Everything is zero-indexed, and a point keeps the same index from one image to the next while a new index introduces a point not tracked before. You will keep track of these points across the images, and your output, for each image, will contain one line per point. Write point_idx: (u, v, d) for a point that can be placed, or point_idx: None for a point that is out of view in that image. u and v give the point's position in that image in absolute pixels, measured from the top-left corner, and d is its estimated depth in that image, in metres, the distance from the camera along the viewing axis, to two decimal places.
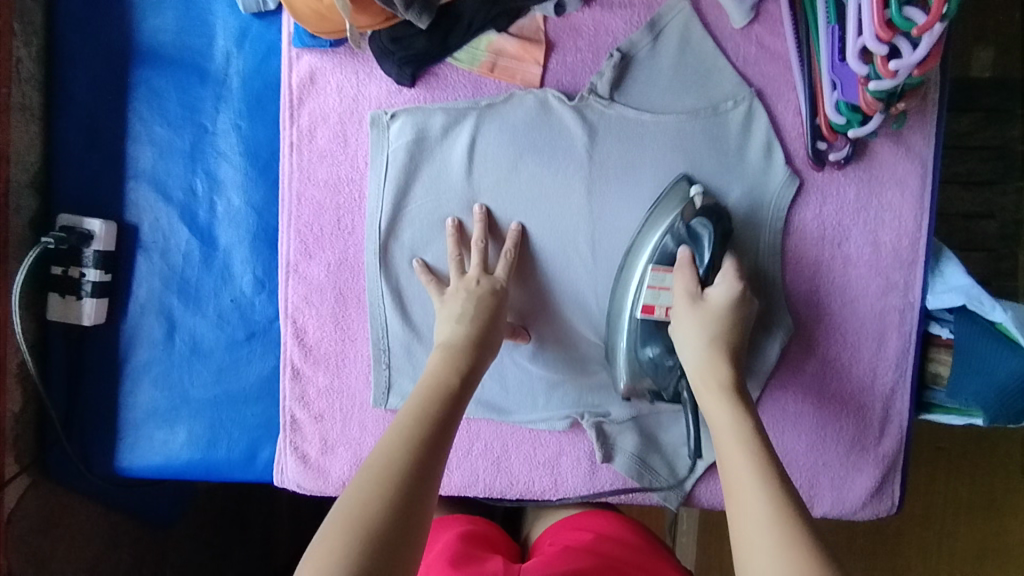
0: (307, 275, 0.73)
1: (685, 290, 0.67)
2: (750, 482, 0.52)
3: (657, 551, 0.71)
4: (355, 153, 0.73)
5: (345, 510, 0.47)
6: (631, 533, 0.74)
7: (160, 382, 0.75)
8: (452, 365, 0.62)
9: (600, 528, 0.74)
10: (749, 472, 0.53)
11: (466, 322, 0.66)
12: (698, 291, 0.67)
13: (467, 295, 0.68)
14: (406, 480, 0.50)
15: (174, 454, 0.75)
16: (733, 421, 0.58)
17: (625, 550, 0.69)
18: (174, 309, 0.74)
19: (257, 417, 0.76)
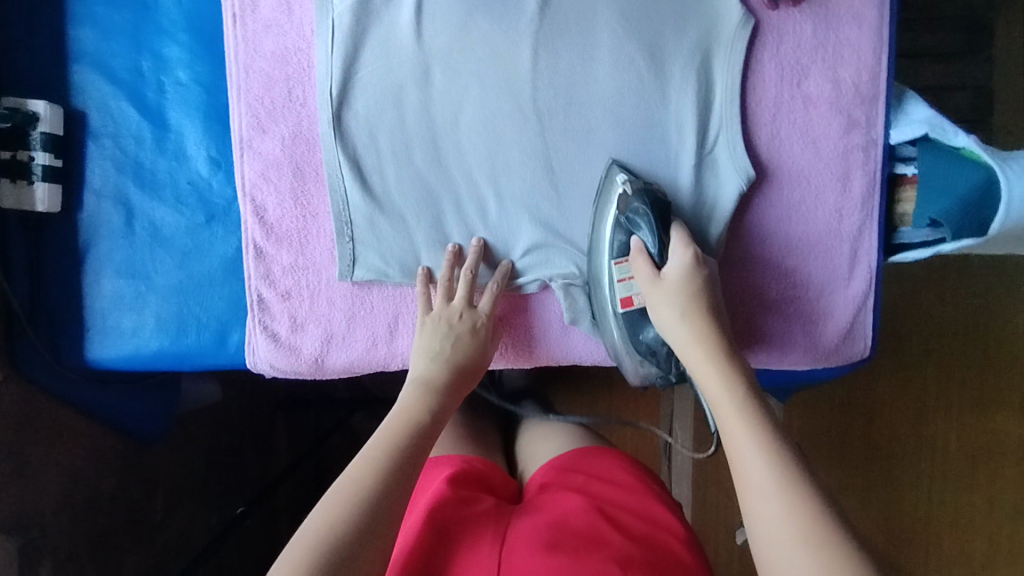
0: (262, 150, 0.72)
1: (644, 276, 0.68)
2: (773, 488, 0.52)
3: (643, 486, 0.76)
4: (301, 22, 0.72)
5: (318, 526, 0.53)
6: (622, 472, 0.78)
7: (123, 270, 0.74)
8: (426, 407, 0.66)
9: (588, 469, 0.78)
10: (750, 441, 0.56)
11: (443, 364, 0.70)
12: (655, 273, 0.68)
13: (445, 330, 0.71)
14: (366, 506, 0.55)
15: (143, 342, 0.75)
16: (734, 403, 0.59)
17: (614, 492, 0.73)
18: (131, 195, 0.73)
19: (223, 301, 0.75)
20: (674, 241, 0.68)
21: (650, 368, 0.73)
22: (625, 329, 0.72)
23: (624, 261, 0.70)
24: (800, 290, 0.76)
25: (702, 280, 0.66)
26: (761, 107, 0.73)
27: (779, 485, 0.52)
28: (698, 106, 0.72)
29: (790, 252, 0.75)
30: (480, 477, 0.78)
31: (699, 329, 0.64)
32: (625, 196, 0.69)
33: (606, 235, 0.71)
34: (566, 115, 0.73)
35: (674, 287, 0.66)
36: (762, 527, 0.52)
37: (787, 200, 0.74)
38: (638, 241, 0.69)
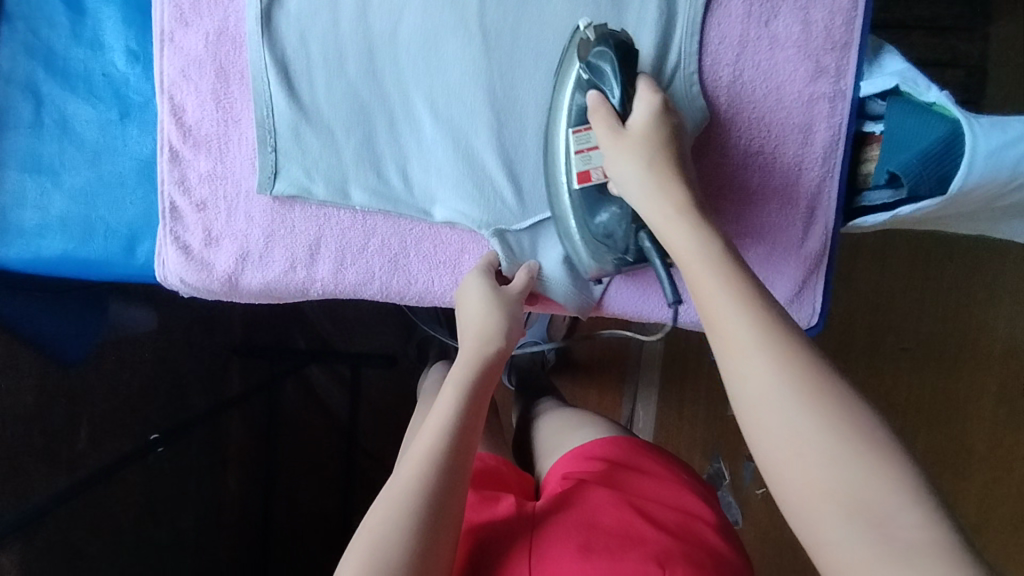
0: (184, 45, 0.67)
1: (606, 131, 0.57)
2: (769, 353, 0.43)
3: (674, 476, 0.68)
4: None
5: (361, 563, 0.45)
6: (648, 459, 0.70)
7: (28, 165, 0.69)
8: (464, 408, 0.55)
9: (617, 456, 0.70)
10: (746, 324, 0.44)
11: (476, 353, 0.59)
12: (618, 126, 0.57)
13: (469, 313, 0.63)
14: (418, 545, 0.46)
15: (44, 245, 0.69)
16: (725, 280, 0.46)
17: (645, 485, 0.66)
18: (42, 84, 0.68)
19: (134, 207, 0.70)
20: (640, 92, 0.58)
21: (606, 254, 0.64)
22: (578, 213, 0.63)
23: (583, 129, 0.62)
24: (748, 247, 0.71)
25: (670, 129, 0.57)
26: (723, 44, 0.68)
27: (808, 398, 0.41)
28: (655, 37, 0.67)
29: (742, 205, 0.71)
30: (502, 478, 0.70)
31: (664, 186, 0.54)
32: (586, 43, 0.60)
33: (565, 100, 0.63)
34: (512, 35, 0.68)
35: (638, 141, 0.56)
36: (771, 421, 0.41)
37: (743, 148, 0.70)
38: (600, 94, 0.59)
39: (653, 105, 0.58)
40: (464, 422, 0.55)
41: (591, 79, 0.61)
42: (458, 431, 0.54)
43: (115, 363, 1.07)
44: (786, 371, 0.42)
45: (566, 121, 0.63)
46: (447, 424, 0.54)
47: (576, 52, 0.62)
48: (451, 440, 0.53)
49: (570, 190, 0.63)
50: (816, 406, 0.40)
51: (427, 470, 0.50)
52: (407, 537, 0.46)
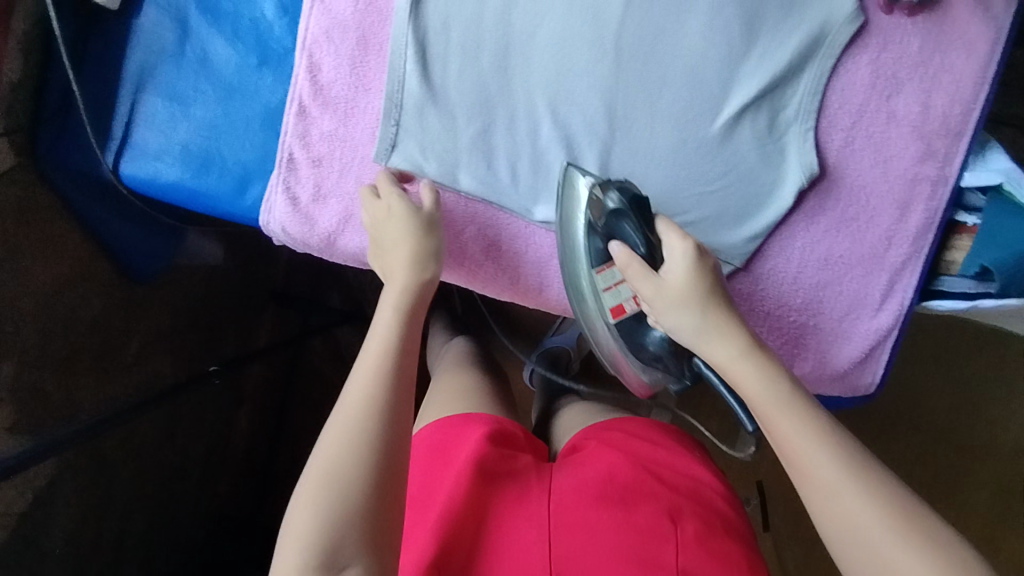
0: (333, 8, 0.70)
1: (643, 276, 0.63)
2: (840, 470, 0.52)
3: (685, 447, 0.73)
4: None
5: (320, 475, 0.51)
6: (666, 428, 0.76)
7: (164, 91, 0.72)
8: (402, 321, 0.61)
9: (630, 425, 0.75)
10: (825, 454, 0.53)
11: (409, 269, 0.64)
12: (655, 274, 0.62)
13: (386, 209, 0.67)
14: (370, 446, 0.53)
15: (162, 168, 0.72)
16: (799, 414, 0.55)
17: (656, 450, 0.71)
18: (191, 17, 0.71)
19: (253, 149, 0.73)
20: (664, 231, 0.63)
21: (655, 372, 0.71)
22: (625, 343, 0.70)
23: (606, 269, 0.68)
24: (824, 307, 0.73)
25: (708, 271, 0.61)
26: (840, 109, 0.70)
27: (854, 478, 0.51)
28: (772, 88, 0.69)
29: (827, 264, 0.72)
30: (516, 437, 0.73)
31: (685, 301, 0.60)
32: (597, 203, 0.67)
33: (582, 243, 0.69)
34: (643, 61, 0.70)
35: (679, 289, 0.61)
36: (849, 528, 0.51)
37: (839, 211, 0.72)
38: (622, 245, 0.64)
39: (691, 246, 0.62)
40: (401, 333, 0.61)
41: (609, 228, 0.66)
42: (397, 340, 0.60)
43: (173, 284, 1.09)
44: (853, 484, 0.51)
45: (588, 262, 0.68)
46: (387, 337, 0.60)
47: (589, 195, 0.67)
48: (389, 373, 0.57)
49: (595, 307, 0.70)
50: (888, 501, 0.50)
51: (370, 386, 0.56)
52: (357, 443, 0.52)
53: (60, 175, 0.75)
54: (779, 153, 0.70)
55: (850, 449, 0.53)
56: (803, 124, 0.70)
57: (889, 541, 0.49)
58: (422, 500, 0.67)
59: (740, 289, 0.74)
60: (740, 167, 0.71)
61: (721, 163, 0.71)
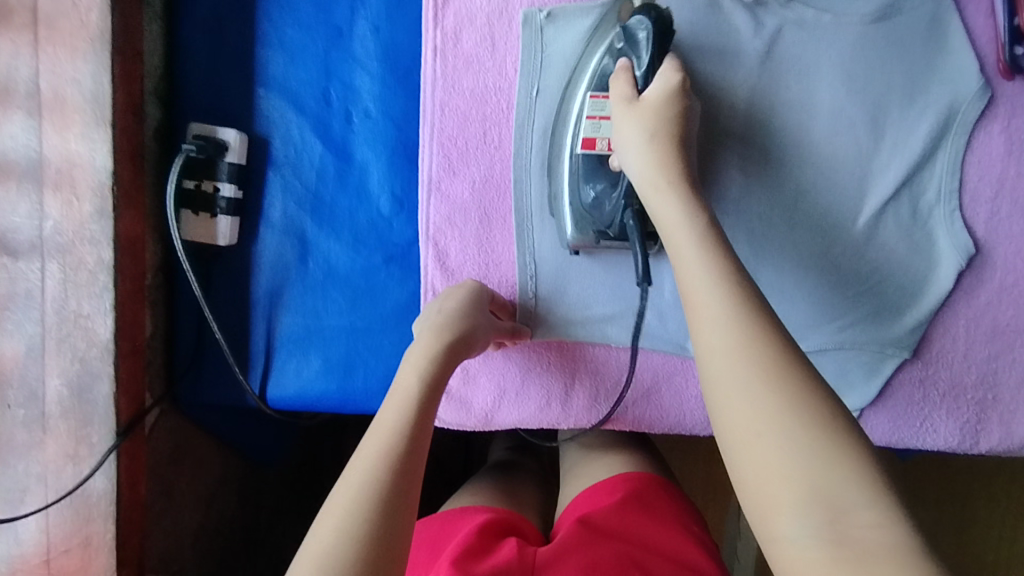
0: (450, 193, 0.68)
1: (620, 98, 0.59)
2: (748, 366, 0.45)
3: (685, 527, 0.69)
4: (504, 59, 0.67)
5: (313, 556, 0.43)
6: (653, 497, 0.73)
7: (295, 308, 0.70)
8: (424, 376, 0.55)
9: (631, 495, 0.72)
10: (749, 370, 0.45)
11: (442, 314, 0.60)
12: (634, 95, 0.59)
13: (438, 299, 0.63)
14: (371, 537, 0.44)
15: (308, 384, 0.70)
16: (729, 305, 0.47)
17: (652, 530, 0.68)
18: (307, 230, 0.69)
19: (393, 346, 0.70)
20: (663, 69, 0.59)
21: (588, 220, 0.64)
22: (574, 175, 0.64)
23: (601, 96, 0.62)
24: (1001, 376, 0.71)
25: (681, 104, 0.58)
26: (980, 182, 0.68)
27: (763, 385, 0.44)
28: (908, 173, 0.67)
29: (995, 335, 0.70)
30: (511, 525, 0.72)
31: (667, 158, 0.56)
32: (625, 15, 0.61)
33: (592, 62, 0.64)
34: (771, 176, 0.68)
35: (654, 104, 0.57)
36: (750, 446, 0.43)
37: (998, 281, 0.69)
38: (626, 62, 0.60)
39: (675, 80, 0.59)
40: (419, 409, 0.53)
41: (624, 47, 0.61)
42: (414, 417, 0.52)
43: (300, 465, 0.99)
44: (770, 391, 0.43)
45: (587, 83, 0.63)
46: (397, 431, 0.51)
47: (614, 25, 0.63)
48: (403, 433, 0.50)
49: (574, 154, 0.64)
50: (819, 415, 0.42)
51: (377, 463, 0.48)
52: (358, 531, 0.44)
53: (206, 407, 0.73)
54: (928, 240, 0.69)
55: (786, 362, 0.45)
56: (947, 205, 0.68)
57: (783, 435, 0.42)
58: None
59: (911, 378, 0.71)
60: (890, 258, 0.69)
61: (870, 259, 0.69)
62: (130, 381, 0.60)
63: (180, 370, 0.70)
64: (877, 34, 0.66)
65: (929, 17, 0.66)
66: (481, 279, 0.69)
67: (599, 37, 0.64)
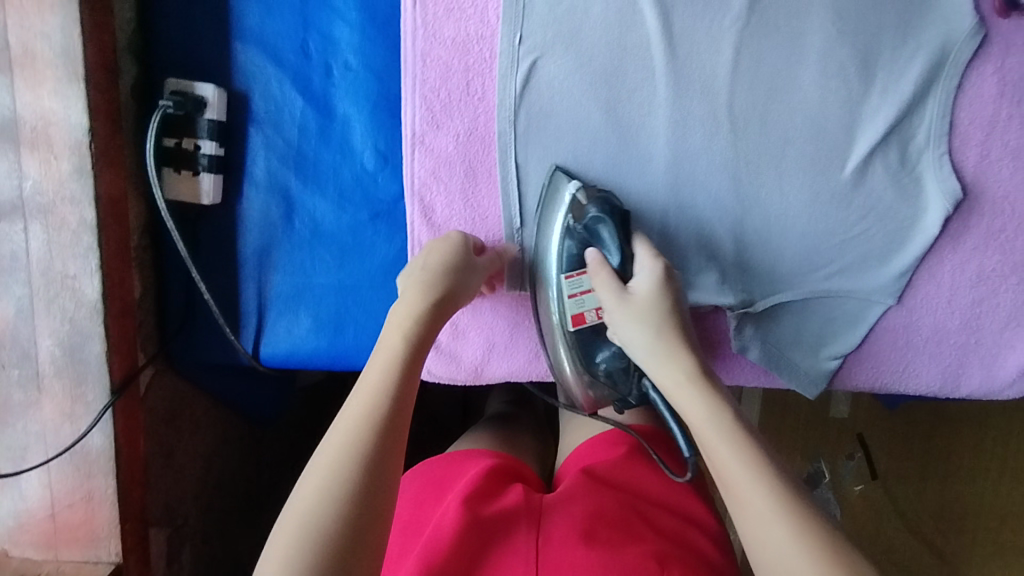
0: (434, 147, 0.67)
1: (609, 293, 0.62)
2: (769, 498, 0.49)
3: (679, 480, 0.72)
4: (486, 5, 0.65)
5: (306, 497, 0.46)
6: (657, 451, 0.75)
7: (284, 266, 0.70)
8: (411, 329, 0.56)
9: (634, 446, 0.74)
10: (748, 474, 0.50)
11: (427, 270, 0.60)
12: (622, 287, 0.62)
13: (423, 251, 0.62)
14: (353, 499, 0.45)
15: (300, 341, 0.71)
16: (747, 461, 0.51)
17: (653, 483, 0.70)
18: (292, 188, 0.69)
19: (382, 302, 0.71)
20: (639, 255, 0.63)
21: (603, 389, 0.67)
22: (574, 357, 0.67)
23: (574, 274, 0.65)
24: (984, 320, 0.72)
25: (671, 296, 0.60)
26: (971, 125, 0.67)
27: (747, 468, 0.50)
28: (897, 117, 0.66)
29: (980, 280, 0.71)
30: (514, 470, 0.73)
31: (677, 346, 0.58)
32: (579, 205, 0.64)
33: (555, 248, 0.66)
34: (759, 123, 0.67)
35: (645, 305, 0.60)
36: (771, 561, 0.47)
37: (984, 226, 0.69)
38: (598, 254, 0.64)
39: (657, 269, 0.62)
40: (408, 360, 0.54)
41: (587, 235, 0.65)
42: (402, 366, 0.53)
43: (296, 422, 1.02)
44: (785, 530, 0.47)
45: (558, 266, 0.66)
46: (374, 400, 0.51)
47: (567, 202, 0.65)
48: (392, 382, 0.52)
49: (563, 331, 0.66)
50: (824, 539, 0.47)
51: (355, 429, 0.49)
52: (348, 471, 0.46)
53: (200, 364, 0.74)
54: (915, 186, 0.68)
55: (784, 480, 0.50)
56: (937, 150, 0.67)
57: (782, 535, 0.47)
58: (414, 525, 0.66)
59: (895, 324, 0.72)
60: (877, 205, 0.69)
61: (858, 206, 0.69)
62: (121, 340, 0.60)
63: (172, 329, 0.71)
64: None
65: None
66: (469, 233, 0.69)
67: (550, 203, 0.66)
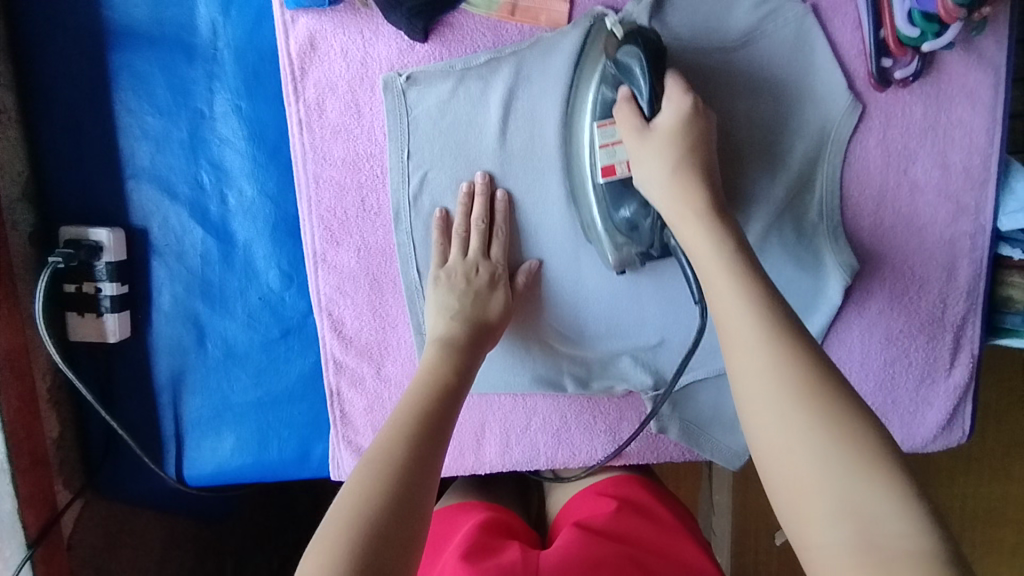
0: (337, 264, 0.68)
1: (631, 131, 0.58)
2: (784, 381, 0.42)
3: (679, 529, 0.68)
4: (371, 124, 0.66)
5: (353, 497, 0.44)
6: (658, 506, 0.72)
7: (200, 389, 0.71)
8: (449, 359, 0.58)
9: (631, 499, 0.72)
10: (766, 358, 0.43)
11: (456, 327, 0.61)
12: (643, 123, 0.57)
13: (468, 294, 0.62)
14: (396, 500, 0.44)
15: (225, 460, 0.71)
16: (755, 320, 0.45)
17: (651, 533, 0.67)
18: (201, 315, 0.69)
19: (303, 415, 0.72)
20: (669, 87, 0.57)
21: (627, 245, 0.64)
22: (602, 204, 0.62)
23: (607, 123, 0.60)
24: (899, 380, 0.72)
25: (698, 127, 0.56)
26: (861, 196, 0.68)
27: (791, 390, 0.41)
28: (787, 195, 0.67)
29: (890, 342, 0.71)
30: (506, 526, 0.70)
31: (690, 187, 0.55)
32: (614, 79, 0.60)
33: (590, 96, 0.62)
34: None
35: (667, 137, 0.56)
36: (778, 462, 0.41)
37: (887, 290, 0.70)
38: (627, 91, 0.58)
39: (687, 103, 0.57)
40: (449, 387, 0.56)
41: (619, 74, 0.59)
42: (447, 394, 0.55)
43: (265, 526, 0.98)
44: (804, 415, 0.40)
45: (590, 114, 0.61)
46: (400, 439, 0.49)
47: (603, 52, 0.61)
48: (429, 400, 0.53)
49: (595, 185, 0.62)
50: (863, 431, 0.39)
51: (373, 492, 0.44)
52: (390, 471, 0.46)
53: (134, 492, 0.74)
54: (815, 260, 0.69)
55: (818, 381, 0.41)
56: (831, 222, 0.68)
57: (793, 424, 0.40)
58: None
59: None
60: (780, 280, 0.69)
61: (760, 280, 0.69)
62: (33, 492, 0.62)
63: (98, 459, 0.72)
64: (744, 58, 0.65)
65: (795, 36, 0.65)
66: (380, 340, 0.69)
67: (589, 69, 0.62)
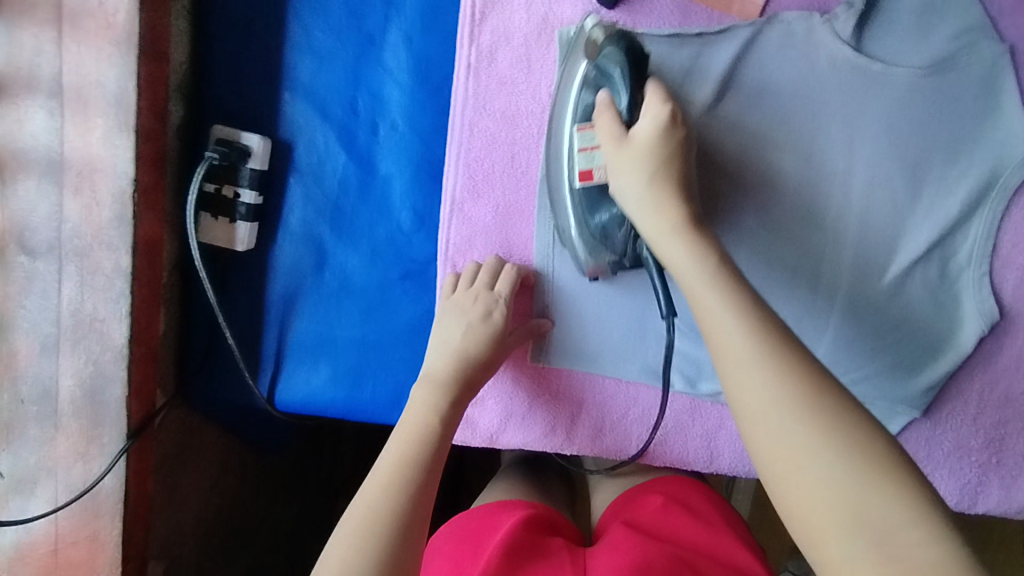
0: (473, 216, 0.67)
1: (607, 137, 0.54)
2: (776, 392, 0.41)
3: (728, 528, 0.66)
4: (538, 82, 0.65)
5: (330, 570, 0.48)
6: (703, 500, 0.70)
7: (310, 314, 0.70)
8: (440, 412, 0.58)
9: (676, 495, 0.70)
10: (761, 372, 0.42)
11: (452, 366, 0.60)
12: (621, 132, 0.54)
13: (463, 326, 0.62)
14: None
15: (318, 391, 0.70)
16: (744, 329, 0.44)
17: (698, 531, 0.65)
18: (325, 239, 0.68)
19: (404, 362, 0.69)
20: (647, 99, 0.54)
21: (602, 253, 0.62)
22: (579, 207, 0.61)
23: (586, 127, 0.58)
24: (1009, 441, 0.70)
25: (676, 142, 0.52)
26: (1014, 248, 0.66)
27: (795, 406, 0.41)
28: (939, 233, 0.65)
29: (1007, 401, 0.69)
30: (551, 523, 0.68)
31: (665, 201, 0.51)
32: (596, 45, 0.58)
33: (572, 98, 0.60)
34: (805, 223, 0.66)
35: (643, 149, 0.52)
36: (776, 453, 0.40)
37: (1017, 348, 0.68)
38: (606, 96, 0.56)
39: (665, 111, 0.53)
40: (432, 448, 0.56)
41: (599, 78, 0.57)
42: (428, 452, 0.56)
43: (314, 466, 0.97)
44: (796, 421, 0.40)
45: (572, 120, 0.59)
46: (382, 504, 0.51)
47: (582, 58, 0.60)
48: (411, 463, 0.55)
49: (572, 187, 0.60)
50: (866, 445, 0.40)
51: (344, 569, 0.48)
52: (369, 546, 0.49)
53: (216, 405, 0.73)
54: (952, 305, 0.67)
55: (821, 399, 0.41)
56: (977, 269, 0.66)
57: (801, 436, 0.40)
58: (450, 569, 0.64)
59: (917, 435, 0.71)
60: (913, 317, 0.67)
61: (892, 312, 0.67)
62: (142, 385, 0.61)
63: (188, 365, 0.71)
64: (928, 87, 0.63)
65: (987, 74, 0.63)
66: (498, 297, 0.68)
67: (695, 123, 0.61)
